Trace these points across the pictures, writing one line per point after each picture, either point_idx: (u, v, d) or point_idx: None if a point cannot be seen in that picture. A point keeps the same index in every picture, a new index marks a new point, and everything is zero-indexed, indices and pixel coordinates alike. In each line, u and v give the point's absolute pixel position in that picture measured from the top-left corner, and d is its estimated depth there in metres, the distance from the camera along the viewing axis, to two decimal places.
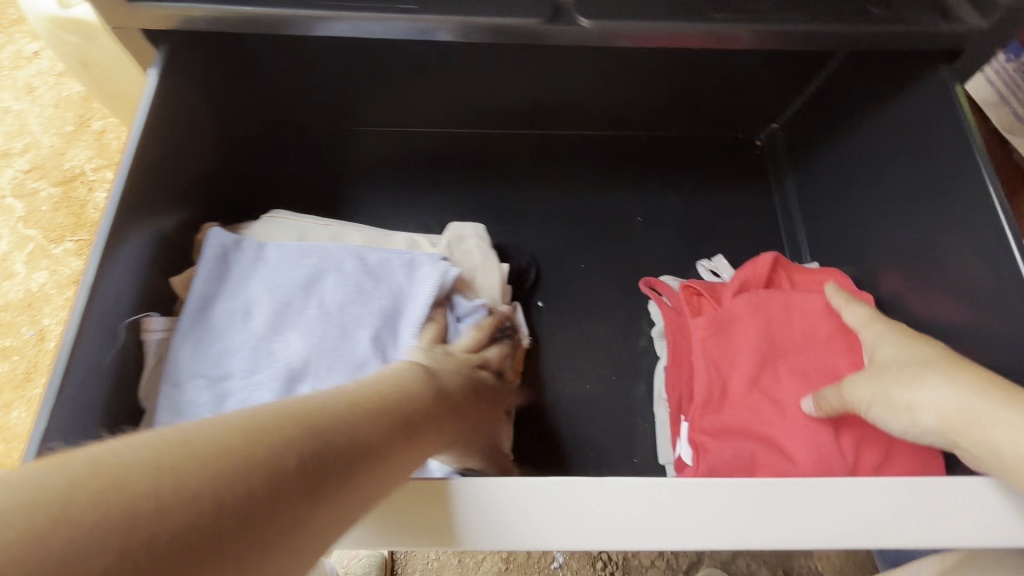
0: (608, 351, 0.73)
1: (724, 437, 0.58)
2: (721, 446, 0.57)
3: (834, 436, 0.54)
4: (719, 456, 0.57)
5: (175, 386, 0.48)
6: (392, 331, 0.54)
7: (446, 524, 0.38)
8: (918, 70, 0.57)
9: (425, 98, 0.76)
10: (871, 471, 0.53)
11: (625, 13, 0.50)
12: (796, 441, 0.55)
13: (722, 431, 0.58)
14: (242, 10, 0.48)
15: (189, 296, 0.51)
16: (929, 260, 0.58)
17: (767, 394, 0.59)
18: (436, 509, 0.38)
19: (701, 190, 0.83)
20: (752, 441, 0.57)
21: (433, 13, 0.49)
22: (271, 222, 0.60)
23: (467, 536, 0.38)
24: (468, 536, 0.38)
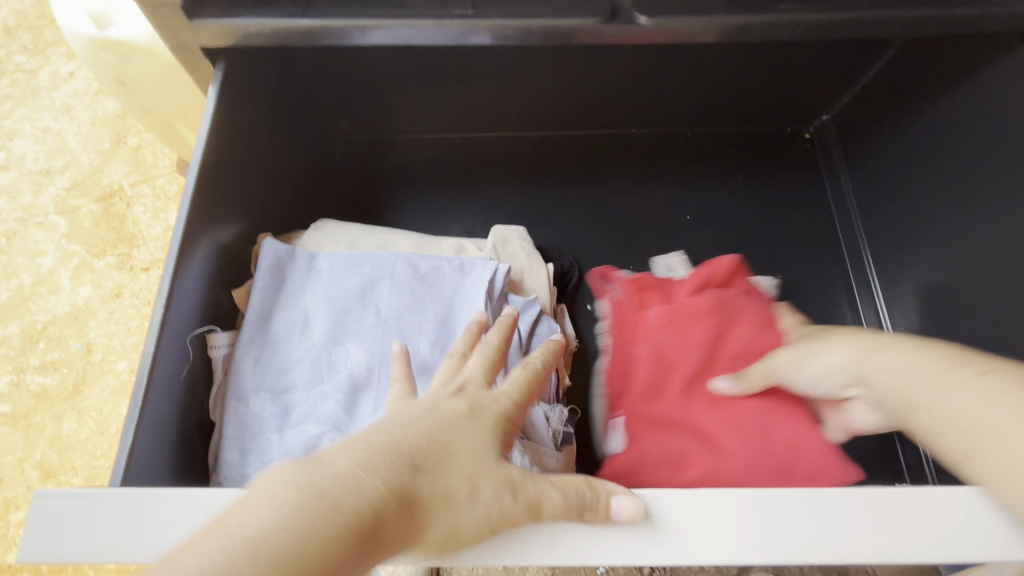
0: None
1: (657, 428, 0.56)
2: (655, 437, 0.56)
3: (764, 433, 0.52)
4: (649, 446, 0.55)
5: (240, 400, 0.48)
6: (449, 337, 0.53)
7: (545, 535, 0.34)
8: (991, 54, 0.54)
9: (466, 103, 0.76)
10: (799, 468, 0.51)
11: (682, 9, 0.49)
12: (724, 435, 0.54)
13: (661, 421, 0.56)
14: (298, 22, 0.48)
15: (249, 309, 0.51)
16: (1008, 251, 0.55)
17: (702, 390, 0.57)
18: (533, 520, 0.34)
19: (749, 186, 0.80)
20: (684, 435, 0.55)
21: (489, 17, 0.48)
22: (319, 231, 0.60)
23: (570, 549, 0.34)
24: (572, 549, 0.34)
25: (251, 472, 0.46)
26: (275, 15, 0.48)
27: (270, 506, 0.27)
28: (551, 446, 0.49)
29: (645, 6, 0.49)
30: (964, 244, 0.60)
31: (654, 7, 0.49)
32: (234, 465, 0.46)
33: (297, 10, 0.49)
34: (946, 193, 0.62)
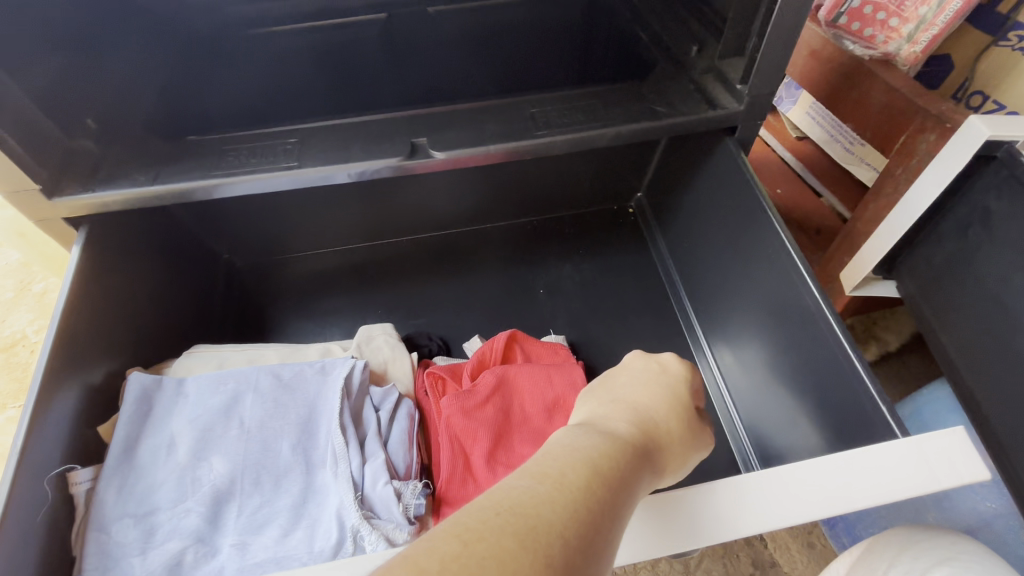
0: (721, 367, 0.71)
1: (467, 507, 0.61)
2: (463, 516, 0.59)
3: None
4: None
5: (102, 530, 0.51)
6: (311, 436, 0.59)
7: (682, 524, 0.38)
8: (713, 142, 0.72)
9: (334, 221, 0.88)
10: None
11: (466, 142, 0.63)
12: None
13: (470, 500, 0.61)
14: (149, 188, 0.59)
15: (113, 441, 0.55)
16: (757, 285, 0.69)
17: (506, 464, 0.63)
18: (668, 514, 0.39)
19: (590, 256, 0.94)
20: None
21: (312, 165, 0.61)
22: (190, 357, 0.67)
23: (699, 535, 0.38)
24: (700, 535, 0.38)
25: None
26: (132, 184, 0.58)
27: (537, 498, 0.31)
28: (402, 520, 0.54)
29: (437, 144, 0.63)
30: (737, 286, 0.74)
31: (444, 143, 0.63)
32: None
33: (148, 179, 0.59)
34: (715, 246, 0.77)
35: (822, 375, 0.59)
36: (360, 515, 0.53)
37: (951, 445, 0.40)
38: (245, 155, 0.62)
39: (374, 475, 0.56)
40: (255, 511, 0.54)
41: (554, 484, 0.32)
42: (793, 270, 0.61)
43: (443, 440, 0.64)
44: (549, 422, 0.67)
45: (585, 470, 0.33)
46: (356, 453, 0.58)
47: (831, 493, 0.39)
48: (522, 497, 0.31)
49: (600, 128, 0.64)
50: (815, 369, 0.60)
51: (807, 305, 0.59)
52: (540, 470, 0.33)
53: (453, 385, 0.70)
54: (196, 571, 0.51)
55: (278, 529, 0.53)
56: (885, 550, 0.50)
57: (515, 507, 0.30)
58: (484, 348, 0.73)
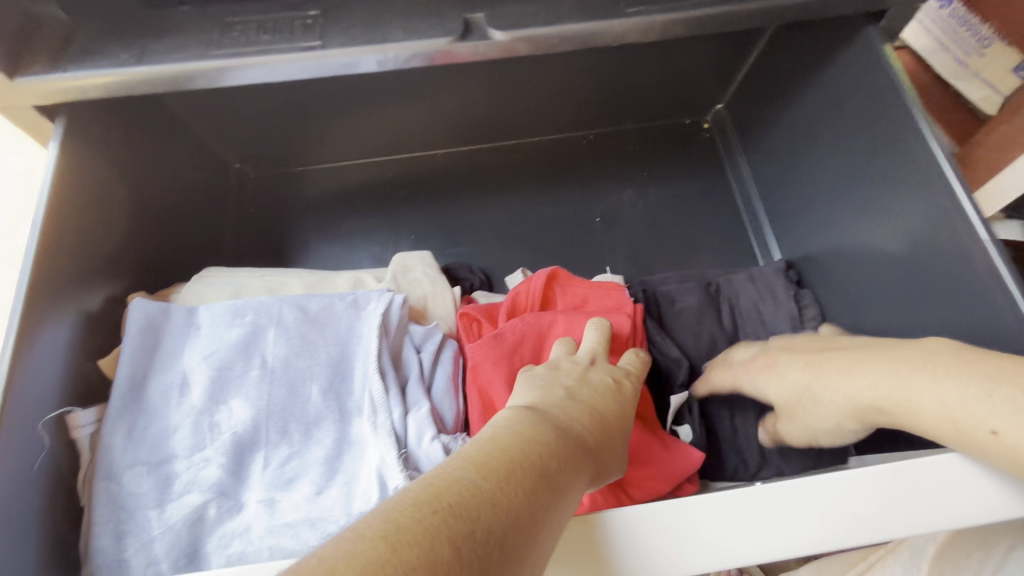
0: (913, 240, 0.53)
1: None
2: None
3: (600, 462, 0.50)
4: None
5: (112, 480, 0.44)
6: (344, 379, 0.51)
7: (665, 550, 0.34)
8: (846, 34, 0.56)
9: (363, 127, 0.75)
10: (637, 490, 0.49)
11: (535, 19, 0.49)
12: None
13: None
14: (136, 70, 0.46)
15: (117, 379, 0.47)
16: (884, 223, 0.56)
17: None
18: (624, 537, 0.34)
19: (657, 179, 0.81)
20: None
21: (337, 46, 0.48)
22: (201, 283, 0.57)
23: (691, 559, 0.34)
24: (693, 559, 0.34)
25: (130, 555, 0.43)
26: (110, 64, 0.46)
27: (475, 497, 0.25)
28: None
29: (498, 20, 0.49)
30: (854, 219, 0.61)
31: (507, 20, 0.49)
32: (109, 550, 0.43)
33: (132, 59, 0.47)
34: (830, 172, 0.63)
35: (957, 301, 0.48)
36: (404, 475, 0.46)
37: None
38: (252, 31, 0.49)
39: (419, 430, 0.48)
40: (284, 464, 0.47)
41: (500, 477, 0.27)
42: (947, 203, 0.48)
43: (468, 391, 0.54)
44: None
45: (528, 453, 0.29)
46: (398, 401, 0.50)
47: (782, 530, 0.34)
48: (460, 487, 0.25)
49: (709, 6, 0.49)
50: (945, 294, 0.50)
51: (961, 252, 0.47)
52: (484, 454, 0.28)
53: (484, 329, 0.59)
54: (220, 526, 0.45)
55: (310, 486, 0.46)
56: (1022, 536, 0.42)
57: (453, 501, 0.25)
58: (519, 288, 0.62)
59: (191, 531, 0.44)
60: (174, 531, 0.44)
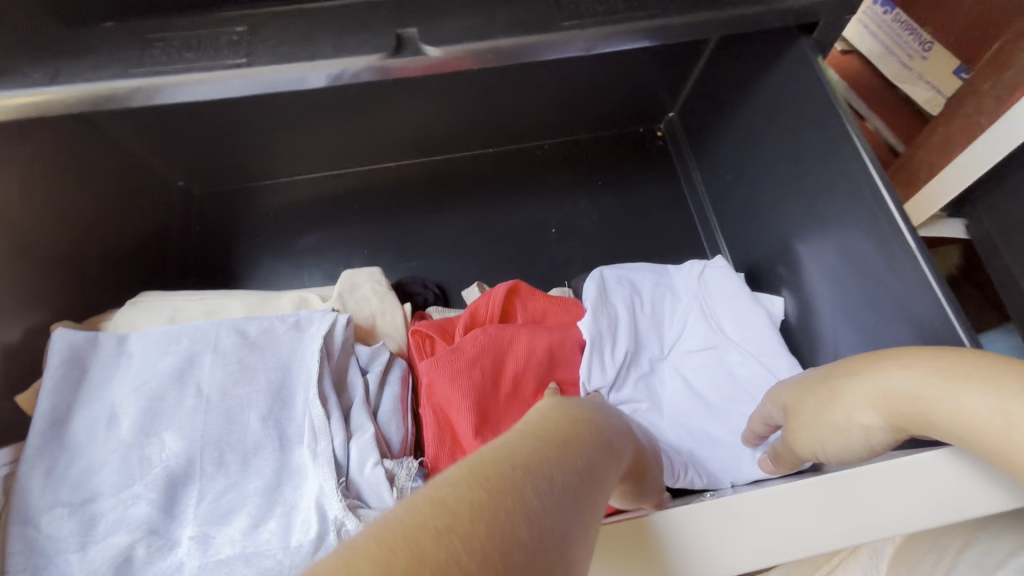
0: (856, 248, 0.53)
1: None
2: None
3: None
4: None
5: (29, 524, 0.42)
6: (285, 405, 0.49)
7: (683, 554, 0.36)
8: (781, 46, 0.57)
9: (311, 142, 0.74)
10: None
11: (469, 35, 0.48)
12: None
13: None
14: (48, 91, 0.45)
15: (37, 414, 0.45)
16: (820, 229, 0.58)
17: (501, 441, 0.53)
18: (644, 547, 0.36)
19: (612, 188, 0.82)
20: None
21: (264, 65, 0.46)
22: (135, 308, 0.55)
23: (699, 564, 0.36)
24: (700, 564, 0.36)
25: None
26: (22, 87, 0.44)
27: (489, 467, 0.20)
28: None
29: (430, 36, 0.48)
30: (795, 226, 0.62)
31: (440, 36, 0.48)
32: None
33: (44, 79, 0.45)
34: (772, 180, 0.64)
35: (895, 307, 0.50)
36: (345, 504, 0.44)
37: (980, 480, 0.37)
38: (176, 48, 0.47)
39: (361, 455, 0.47)
40: (219, 497, 0.45)
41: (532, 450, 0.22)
42: (877, 210, 0.50)
43: (424, 413, 0.54)
44: None
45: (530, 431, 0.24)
46: (341, 427, 0.48)
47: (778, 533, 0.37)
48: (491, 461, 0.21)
49: (644, 19, 0.49)
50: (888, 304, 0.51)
51: (893, 256, 0.49)
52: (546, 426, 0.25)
53: (439, 346, 0.57)
54: (150, 567, 0.43)
55: (246, 519, 0.44)
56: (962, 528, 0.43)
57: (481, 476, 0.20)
58: (475, 300, 0.61)
59: (117, 573, 0.42)
60: (99, 574, 0.41)
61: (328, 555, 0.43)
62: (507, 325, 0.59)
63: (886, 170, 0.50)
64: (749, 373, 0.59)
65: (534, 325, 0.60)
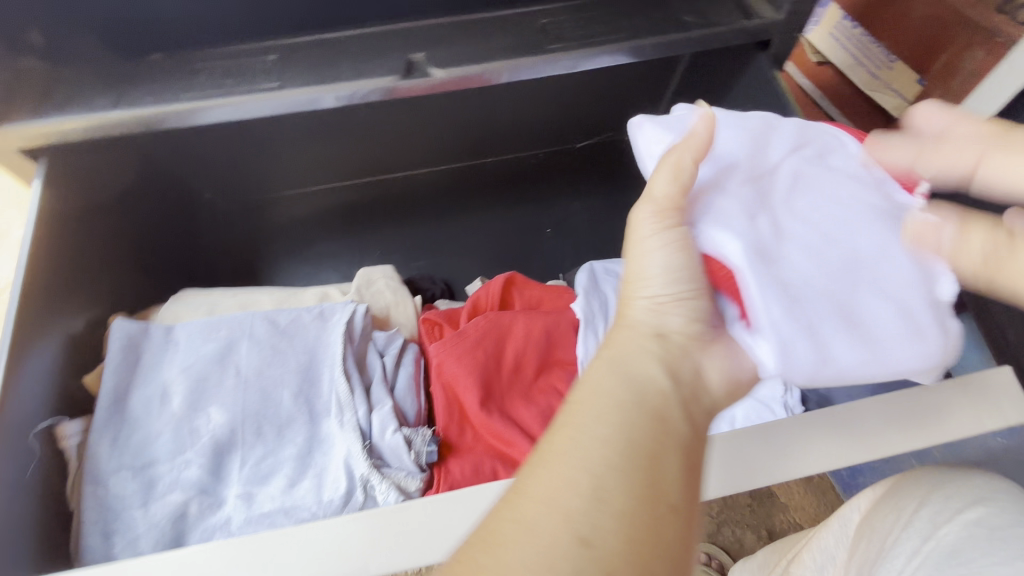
0: None
1: (463, 455, 0.57)
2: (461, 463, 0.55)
3: None
4: (459, 473, 0.54)
5: (98, 484, 0.49)
6: (314, 384, 0.56)
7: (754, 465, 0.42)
8: (744, 61, 0.65)
9: (328, 156, 0.82)
10: None
11: (468, 59, 0.56)
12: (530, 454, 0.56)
13: (466, 448, 0.57)
14: (112, 114, 0.52)
15: (101, 392, 0.52)
16: None
17: (504, 413, 0.60)
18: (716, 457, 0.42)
19: (602, 191, 0.89)
20: (491, 457, 0.57)
21: (293, 88, 0.54)
22: (178, 303, 0.62)
23: (768, 473, 0.42)
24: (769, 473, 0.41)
25: (118, 551, 0.47)
26: (89, 112, 0.52)
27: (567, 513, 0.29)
28: (412, 468, 0.52)
29: (436, 60, 0.56)
30: None
31: (444, 60, 0.56)
32: (97, 549, 0.47)
33: (110, 105, 0.53)
34: None
35: None
36: (369, 464, 0.51)
37: (1005, 383, 0.44)
38: (217, 76, 0.55)
39: (382, 424, 0.54)
40: (259, 461, 0.51)
41: (597, 483, 0.30)
42: None
43: (436, 389, 0.61)
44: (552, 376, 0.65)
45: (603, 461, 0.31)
46: (362, 400, 0.55)
47: (839, 448, 0.42)
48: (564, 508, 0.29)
49: (620, 41, 0.57)
50: None
51: None
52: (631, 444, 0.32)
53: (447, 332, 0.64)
54: (203, 521, 0.49)
55: (284, 479, 0.51)
56: (914, 489, 0.47)
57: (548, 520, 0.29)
58: (478, 291, 0.68)
59: (174, 526, 0.48)
60: (159, 527, 0.48)
61: (356, 508, 0.50)
62: (507, 312, 0.66)
63: None
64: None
65: (532, 312, 0.67)
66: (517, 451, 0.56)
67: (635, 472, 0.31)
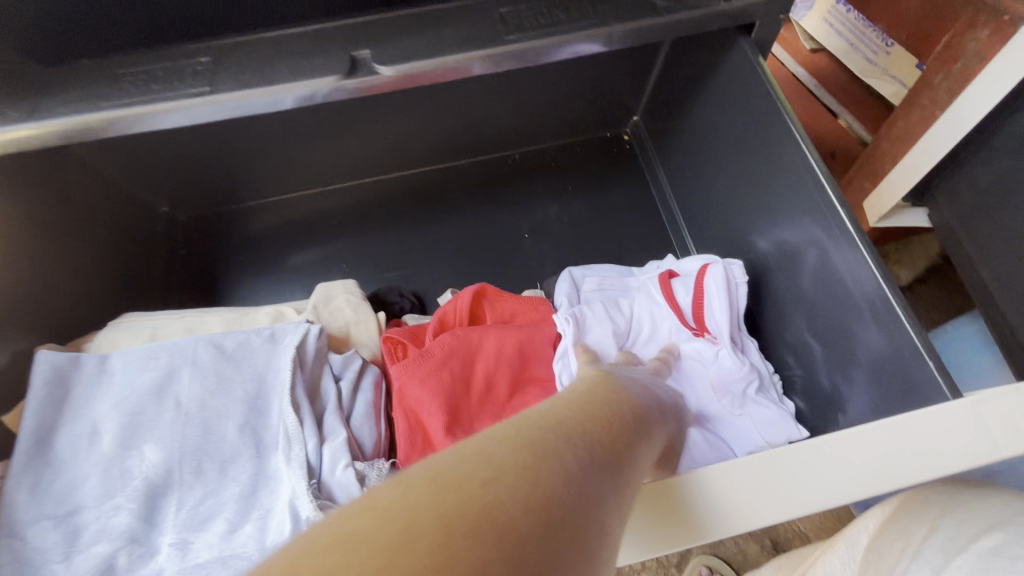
0: (808, 238, 0.55)
1: None
2: None
3: None
4: None
5: (15, 537, 0.44)
6: (260, 415, 0.51)
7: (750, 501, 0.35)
8: (726, 47, 0.60)
9: (289, 163, 0.77)
10: None
11: (420, 53, 0.51)
12: None
13: None
14: (26, 126, 0.48)
15: (22, 433, 0.47)
16: (776, 218, 0.59)
17: None
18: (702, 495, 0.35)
19: (582, 192, 0.84)
20: None
21: (228, 91, 0.49)
22: (118, 328, 0.58)
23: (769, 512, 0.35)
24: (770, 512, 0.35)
25: None
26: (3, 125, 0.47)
27: (500, 458, 0.23)
28: None
29: (384, 57, 0.51)
30: (753, 218, 0.64)
31: (393, 56, 0.51)
32: None
33: (24, 116, 0.48)
34: (729, 174, 0.66)
35: (844, 293, 0.52)
36: (316, 505, 0.46)
37: None
38: (144, 80, 0.51)
39: (333, 458, 0.49)
40: (197, 504, 0.47)
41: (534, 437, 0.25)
42: (819, 198, 0.53)
43: (398, 416, 0.56)
44: (529, 397, 0.60)
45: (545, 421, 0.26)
46: (313, 432, 0.50)
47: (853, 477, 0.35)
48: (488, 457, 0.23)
49: (585, 30, 0.52)
50: (839, 292, 0.53)
51: (840, 242, 0.51)
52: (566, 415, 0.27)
53: (411, 351, 0.59)
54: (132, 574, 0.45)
55: (223, 524, 0.46)
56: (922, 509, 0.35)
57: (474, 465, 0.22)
58: (446, 306, 0.63)
59: None
60: None
61: None
62: (477, 327, 0.61)
63: (828, 160, 0.52)
64: (723, 360, 0.59)
65: (504, 327, 0.62)
66: None
67: (575, 435, 0.25)
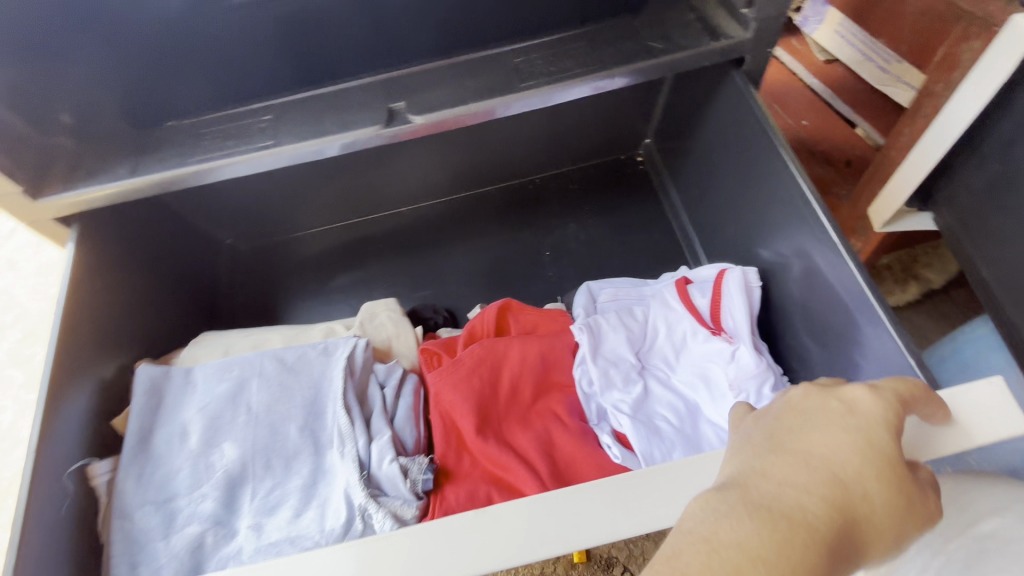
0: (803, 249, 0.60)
1: (459, 481, 0.58)
2: (456, 489, 0.57)
3: (549, 471, 0.59)
4: (454, 500, 0.56)
5: (125, 518, 0.53)
6: (317, 417, 0.59)
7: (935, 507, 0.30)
8: (722, 78, 0.66)
9: (335, 198, 0.87)
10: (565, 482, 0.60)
11: (446, 103, 0.59)
12: (525, 481, 0.57)
13: (462, 475, 0.59)
14: (127, 181, 0.58)
15: (128, 433, 0.57)
16: (775, 232, 0.64)
17: (502, 439, 0.62)
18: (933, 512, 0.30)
19: (598, 212, 0.90)
20: (488, 484, 0.58)
21: (286, 143, 0.59)
22: (197, 345, 0.68)
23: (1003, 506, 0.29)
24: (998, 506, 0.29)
25: None
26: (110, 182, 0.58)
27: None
28: (408, 496, 0.55)
29: (415, 107, 0.60)
30: (755, 232, 0.68)
31: (424, 106, 0.60)
32: None
33: (127, 172, 0.59)
34: (732, 191, 0.71)
35: (838, 299, 0.56)
36: (367, 493, 0.53)
37: None
38: (219, 138, 0.61)
39: (380, 454, 0.56)
40: (268, 493, 0.55)
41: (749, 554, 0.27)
42: (811, 213, 0.57)
43: (433, 417, 0.63)
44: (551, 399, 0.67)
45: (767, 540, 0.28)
46: (362, 432, 0.58)
47: None
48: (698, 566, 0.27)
49: (588, 73, 0.59)
50: (833, 298, 0.57)
51: (830, 251, 0.56)
52: (786, 532, 0.28)
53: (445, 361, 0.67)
54: (217, 551, 0.53)
55: (290, 510, 0.54)
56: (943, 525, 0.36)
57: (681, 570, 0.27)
58: (474, 319, 0.70)
59: (192, 556, 0.53)
60: (178, 556, 0.52)
61: (356, 536, 0.52)
62: (502, 338, 0.68)
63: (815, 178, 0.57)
64: (741, 357, 0.63)
65: (527, 337, 0.68)
66: (511, 476, 0.58)
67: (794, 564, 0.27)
